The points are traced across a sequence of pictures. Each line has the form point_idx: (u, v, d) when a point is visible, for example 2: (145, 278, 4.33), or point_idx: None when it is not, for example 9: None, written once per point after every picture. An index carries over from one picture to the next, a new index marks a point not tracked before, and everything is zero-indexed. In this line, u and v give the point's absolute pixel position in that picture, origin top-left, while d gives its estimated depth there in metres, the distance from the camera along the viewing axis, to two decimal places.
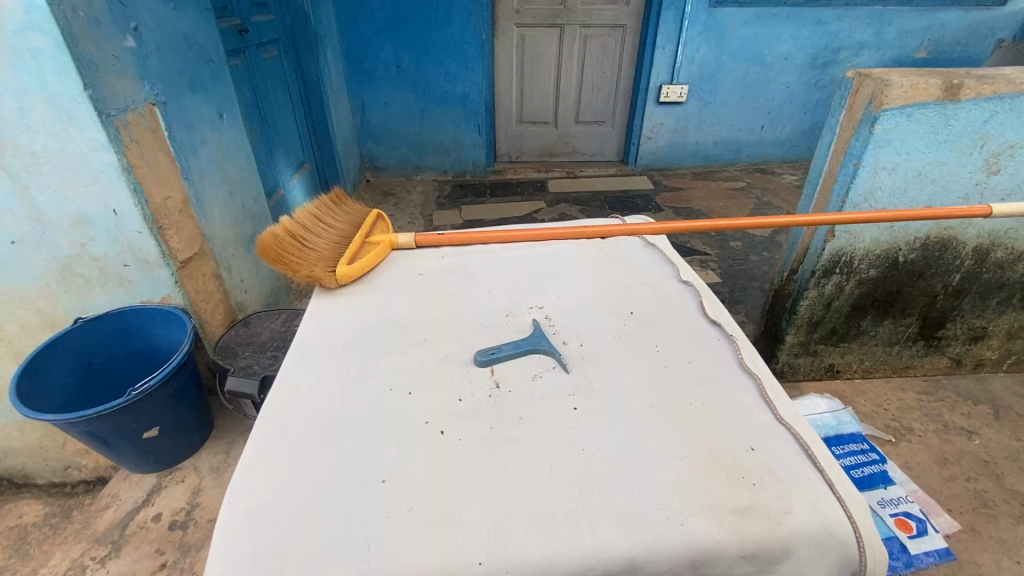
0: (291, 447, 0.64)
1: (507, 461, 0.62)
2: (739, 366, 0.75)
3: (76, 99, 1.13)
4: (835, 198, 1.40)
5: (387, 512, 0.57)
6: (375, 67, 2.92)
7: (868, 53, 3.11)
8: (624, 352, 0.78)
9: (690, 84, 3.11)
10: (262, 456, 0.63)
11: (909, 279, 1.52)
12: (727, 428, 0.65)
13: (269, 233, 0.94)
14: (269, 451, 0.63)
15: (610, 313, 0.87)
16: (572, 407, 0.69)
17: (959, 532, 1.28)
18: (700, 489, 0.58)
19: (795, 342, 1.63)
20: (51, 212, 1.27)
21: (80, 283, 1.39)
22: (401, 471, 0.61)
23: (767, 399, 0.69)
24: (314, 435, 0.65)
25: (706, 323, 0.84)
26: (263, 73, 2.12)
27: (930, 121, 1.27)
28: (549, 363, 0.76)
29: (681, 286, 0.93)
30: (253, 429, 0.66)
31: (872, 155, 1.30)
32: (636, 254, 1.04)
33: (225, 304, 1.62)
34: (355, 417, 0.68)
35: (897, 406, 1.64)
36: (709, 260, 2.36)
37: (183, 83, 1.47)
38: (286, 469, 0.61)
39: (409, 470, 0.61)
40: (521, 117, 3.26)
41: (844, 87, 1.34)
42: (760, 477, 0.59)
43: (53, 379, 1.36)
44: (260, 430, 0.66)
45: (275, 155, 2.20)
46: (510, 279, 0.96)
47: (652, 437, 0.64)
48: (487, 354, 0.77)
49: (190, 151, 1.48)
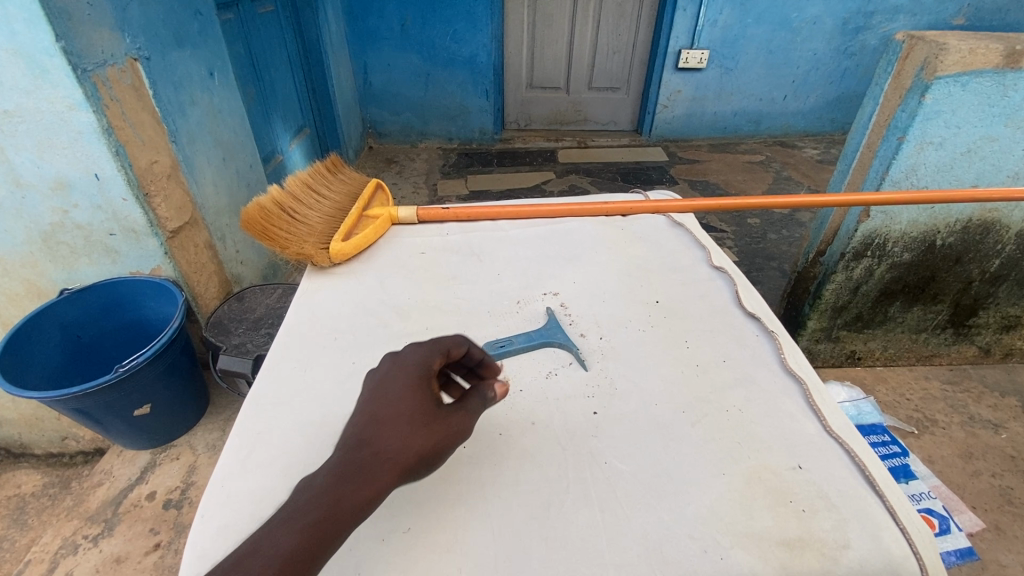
0: (273, 450, 0.58)
1: (518, 477, 0.54)
2: (781, 366, 0.66)
3: (48, 52, 1.03)
4: (873, 175, 1.29)
5: (385, 533, 0.50)
6: (379, 26, 2.76)
7: (903, 17, 2.93)
8: (649, 347, 0.70)
9: (711, 49, 2.93)
10: (240, 461, 0.57)
11: (945, 263, 1.43)
12: (769, 441, 0.57)
13: (255, 203, 0.85)
14: (250, 454, 0.57)
15: (633, 302, 0.79)
16: (592, 411, 0.61)
17: (983, 531, 1.23)
18: (743, 516, 0.51)
19: (817, 327, 1.55)
20: (31, 175, 1.18)
21: (66, 253, 1.32)
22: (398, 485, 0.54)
23: (814, 406, 0.61)
24: (299, 440, 0.59)
25: (743, 315, 0.75)
26: (259, 29, 1.98)
27: (985, 92, 1.16)
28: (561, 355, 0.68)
29: (712, 272, 0.84)
30: (232, 432, 0.60)
31: (919, 127, 1.19)
32: (661, 235, 0.95)
33: (219, 276, 1.55)
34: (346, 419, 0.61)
35: (921, 396, 1.57)
36: (725, 238, 2.26)
37: (169, 37, 1.36)
38: (270, 478, 0.55)
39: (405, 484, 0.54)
40: (531, 82, 3.10)
41: (892, 51, 1.21)
42: (810, 503, 0.52)
43: (40, 353, 1.30)
44: (239, 432, 0.59)
45: (272, 117, 2.09)
46: (521, 261, 0.87)
47: (684, 450, 0.57)
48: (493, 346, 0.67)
49: (177, 111, 1.38)
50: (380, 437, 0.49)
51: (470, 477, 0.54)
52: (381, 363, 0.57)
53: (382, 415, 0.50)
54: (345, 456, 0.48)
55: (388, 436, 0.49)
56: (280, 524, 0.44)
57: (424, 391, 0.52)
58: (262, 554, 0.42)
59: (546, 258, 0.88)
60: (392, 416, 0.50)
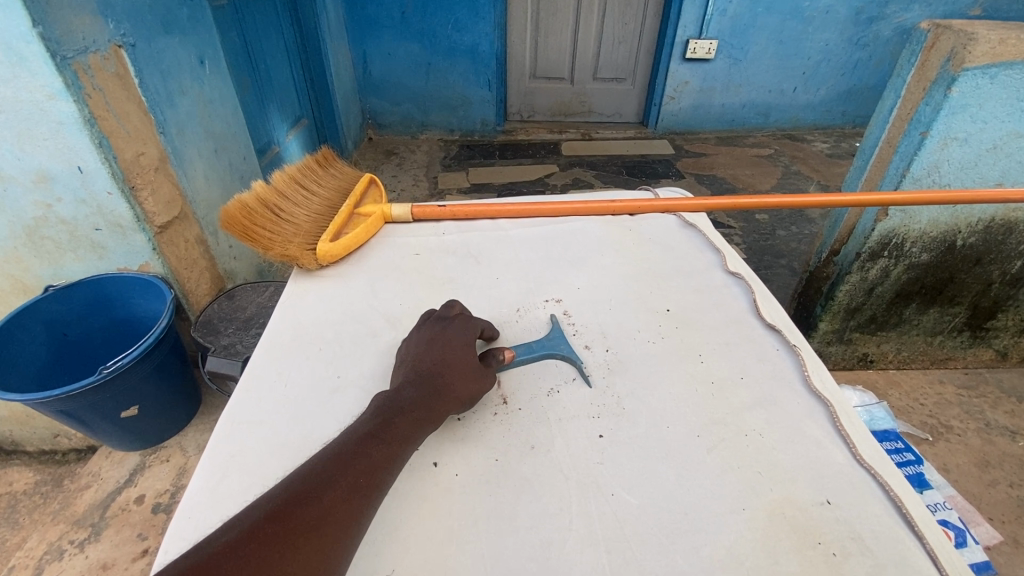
0: (248, 478, 0.53)
1: (516, 511, 0.49)
2: (804, 385, 0.61)
3: (24, 38, 0.97)
4: (892, 172, 1.23)
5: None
6: (378, 14, 2.68)
7: (917, 7, 2.84)
8: (659, 361, 0.65)
9: (720, 39, 2.85)
10: (211, 490, 0.52)
11: (965, 264, 1.37)
12: (794, 472, 0.53)
13: (236, 200, 0.79)
14: (223, 482, 0.52)
15: (641, 310, 0.73)
16: (597, 434, 0.56)
17: (1000, 544, 1.18)
18: (767, 560, 0.46)
19: (829, 329, 1.49)
20: (11, 168, 1.13)
21: (50, 248, 1.27)
22: (384, 520, 0.49)
23: (843, 432, 0.56)
24: (276, 466, 0.54)
25: (762, 327, 0.70)
26: (253, 16, 1.92)
27: (1015, 85, 1.09)
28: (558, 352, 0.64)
29: (727, 278, 0.79)
30: (204, 455, 0.55)
31: (944, 122, 1.12)
32: (671, 236, 0.90)
33: (211, 272, 1.50)
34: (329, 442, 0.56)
35: (935, 401, 1.52)
36: (733, 234, 2.20)
37: (156, 22, 1.31)
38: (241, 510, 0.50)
39: (391, 518, 0.49)
40: (534, 72, 3.03)
41: (916, 40, 1.14)
42: (841, 544, 0.47)
43: (24, 353, 1.25)
44: (211, 457, 0.54)
45: (268, 108, 2.03)
46: (523, 264, 0.82)
47: (700, 481, 0.52)
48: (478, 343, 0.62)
49: (165, 101, 1.32)
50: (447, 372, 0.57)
51: (463, 511, 0.49)
52: (437, 314, 0.66)
53: (452, 353, 0.59)
54: (427, 376, 0.57)
55: (459, 369, 0.57)
56: (389, 418, 0.52)
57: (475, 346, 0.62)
58: (383, 437, 0.51)
59: (549, 261, 0.83)
60: (459, 355, 0.59)
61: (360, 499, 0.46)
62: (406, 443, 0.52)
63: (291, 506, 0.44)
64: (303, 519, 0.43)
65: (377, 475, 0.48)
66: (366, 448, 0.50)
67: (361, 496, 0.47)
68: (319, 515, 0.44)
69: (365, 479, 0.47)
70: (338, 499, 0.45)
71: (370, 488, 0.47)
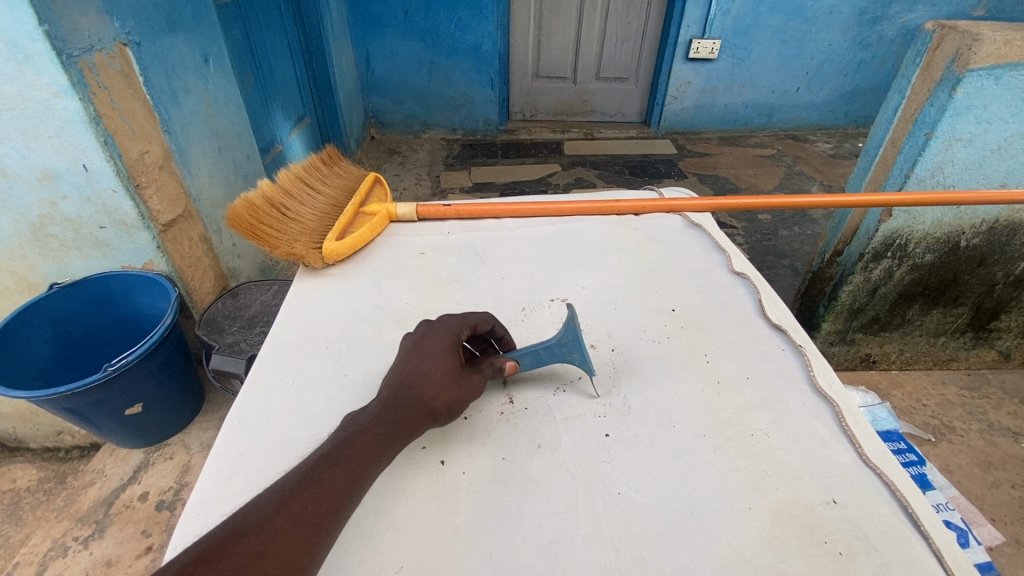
0: (255, 475, 0.53)
1: (522, 510, 0.50)
2: (809, 385, 0.62)
3: (31, 35, 0.97)
4: (896, 172, 1.23)
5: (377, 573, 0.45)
6: (381, 13, 2.68)
7: (921, 7, 2.84)
8: (665, 360, 0.66)
9: (723, 38, 2.84)
10: (220, 487, 0.52)
11: (968, 265, 1.37)
12: (800, 472, 0.53)
13: (242, 199, 0.79)
14: (231, 480, 0.53)
15: (647, 309, 0.74)
16: (603, 433, 0.57)
17: (1002, 544, 1.18)
18: (773, 558, 0.46)
19: (831, 329, 1.49)
20: (16, 166, 1.13)
21: (55, 246, 1.27)
22: (392, 517, 0.49)
23: (849, 433, 0.56)
24: (282, 464, 0.54)
25: (767, 327, 0.70)
26: (257, 14, 1.92)
27: (1020, 86, 1.09)
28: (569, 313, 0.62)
29: (733, 278, 0.79)
30: (212, 453, 0.55)
31: (949, 123, 1.12)
32: (675, 236, 0.90)
33: (214, 270, 1.50)
34: None
35: (938, 402, 1.52)
36: (736, 234, 2.20)
37: (160, 21, 1.31)
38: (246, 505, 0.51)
39: (399, 515, 0.49)
40: (537, 72, 3.03)
41: (921, 41, 1.14)
42: (847, 544, 0.47)
43: (29, 350, 1.25)
44: (221, 456, 0.55)
45: (271, 106, 2.03)
46: (528, 263, 0.83)
47: (706, 480, 0.52)
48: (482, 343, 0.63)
49: (170, 100, 1.33)
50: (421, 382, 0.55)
51: (470, 510, 0.50)
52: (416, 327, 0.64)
53: (428, 365, 0.57)
54: (394, 394, 0.55)
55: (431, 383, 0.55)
56: (345, 441, 0.50)
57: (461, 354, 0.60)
58: (337, 460, 0.49)
59: (555, 260, 0.83)
60: (431, 368, 0.57)
61: (307, 532, 0.44)
62: (364, 469, 0.49)
63: (231, 541, 0.42)
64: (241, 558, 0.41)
65: (329, 501, 0.46)
66: (317, 474, 0.47)
67: (309, 530, 0.44)
68: (260, 551, 0.42)
69: (313, 507, 0.45)
70: (282, 531, 0.43)
71: (320, 516, 0.45)
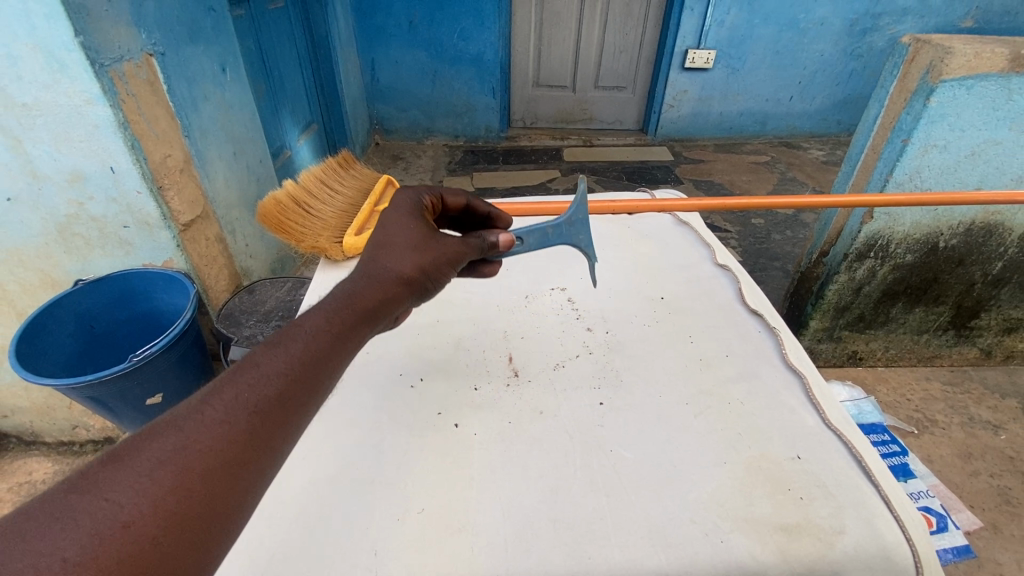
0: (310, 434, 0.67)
1: (527, 463, 0.64)
2: (782, 362, 0.76)
3: (67, 46, 1.04)
4: (877, 177, 1.30)
5: (440, 521, 0.58)
6: (386, 23, 2.77)
7: (910, 19, 2.93)
8: (654, 340, 0.81)
9: (718, 49, 2.93)
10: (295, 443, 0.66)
11: (948, 265, 1.44)
12: (770, 434, 0.66)
13: (270, 197, 0.87)
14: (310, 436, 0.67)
15: (641, 297, 0.90)
16: (598, 402, 0.72)
17: (980, 529, 1.24)
18: (744, 503, 0.59)
19: (819, 327, 1.56)
20: (47, 168, 1.19)
21: (80, 245, 1.33)
22: (443, 464, 0.64)
23: (814, 401, 0.70)
24: (325, 427, 0.68)
25: (747, 312, 0.85)
26: (269, 25, 2.01)
27: (990, 96, 1.17)
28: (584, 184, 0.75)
29: (717, 270, 0.94)
30: None
31: (924, 130, 1.20)
32: (666, 234, 1.05)
33: (229, 269, 1.58)
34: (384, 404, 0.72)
35: (921, 397, 1.58)
36: (730, 238, 2.27)
37: (183, 32, 1.39)
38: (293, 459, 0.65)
39: (433, 466, 0.64)
40: (537, 80, 3.11)
41: (898, 54, 1.22)
42: (809, 491, 0.60)
43: (55, 343, 1.31)
44: None
45: (281, 113, 2.11)
46: (531, 258, 1.01)
47: (693, 440, 0.66)
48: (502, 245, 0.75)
49: (191, 107, 1.40)
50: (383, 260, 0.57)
51: (479, 462, 0.64)
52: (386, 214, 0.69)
53: (391, 242, 0.60)
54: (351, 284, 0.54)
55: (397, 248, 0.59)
56: (292, 327, 0.47)
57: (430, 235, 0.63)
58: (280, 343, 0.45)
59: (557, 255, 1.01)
60: (396, 240, 0.60)
61: (252, 416, 0.40)
62: (316, 350, 0.46)
63: (152, 435, 0.36)
64: (162, 449, 0.36)
65: (274, 384, 0.42)
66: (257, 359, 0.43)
67: (256, 419, 0.40)
68: (184, 442, 0.36)
69: (254, 390, 0.41)
70: (215, 419, 0.38)
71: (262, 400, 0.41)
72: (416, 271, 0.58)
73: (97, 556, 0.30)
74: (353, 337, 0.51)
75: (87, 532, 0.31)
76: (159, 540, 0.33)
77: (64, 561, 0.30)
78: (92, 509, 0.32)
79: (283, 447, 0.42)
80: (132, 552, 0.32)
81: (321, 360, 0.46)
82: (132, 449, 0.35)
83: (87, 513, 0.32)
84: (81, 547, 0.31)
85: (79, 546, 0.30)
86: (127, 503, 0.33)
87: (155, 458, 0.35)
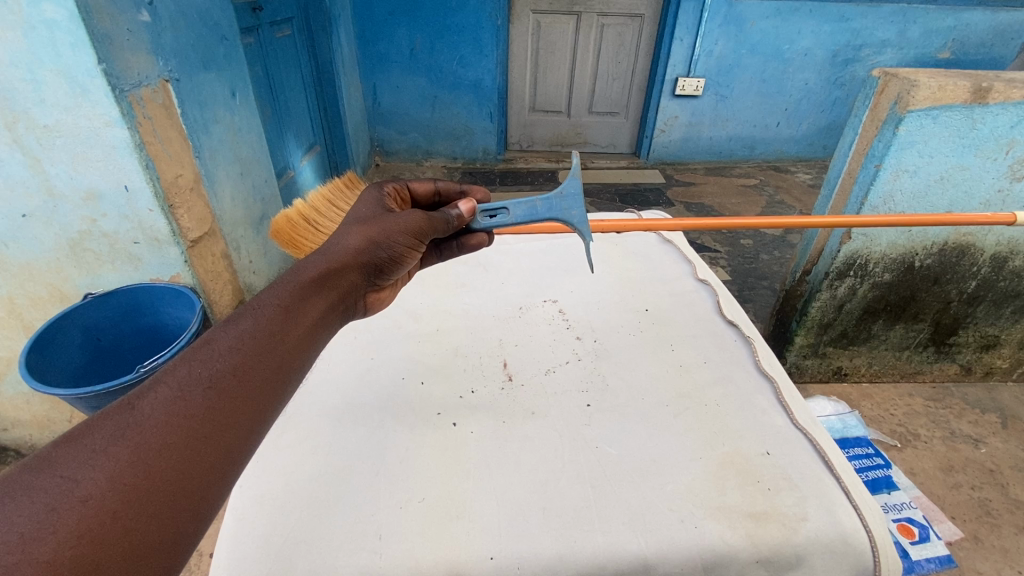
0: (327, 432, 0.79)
1: (518, 458, 0.74)
2: (755, 369, 0.89)
3: (90, 73, 1.11)
4: (854, 199, 1.38)
5: (464, 508, 0.68)
6: (388, 50, 2.89)
7: (890, 51, 3.07)
8: (639, 348, 0.94)
9: (707, 77, 3.06)
10: (319, 436, 0.78)
11: (924, 284, 1.50)
12: (744, 434, 0.78)
13: (283, 215, 0.92)
14: (341, 430, 0.79)
15: (628, 309, 1.03)
16: (587, 404, 0.83)
17: (961, 540, 1.27)
18: (717, 493, 0.70)
19: (804, 343, 1.62)
20: (63, 185, 1.24)
21: (90, 259, 1.37)
22: (459, 452, 0.76)
23: (783, 403, 0.82)
24: (340, 426, 0.80)
25: (724, 323, 0.99)
26: (276, 53, 2.10)
27: (955, 124, 1.25)
28: (576, 162, 0.81)
29: (698, 285, 1.08)
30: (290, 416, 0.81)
31: (895, 156, 1.28)
32: (652, 250, 1.20)
33: (234, 284, 1.63)
34: (399, 404, 0.84)
35: (904, 411, 1.63)
36: (719, 258, 2.34)
37: (197, 59, 1.46)
38: (309, 451, 0.75)
39: (442, 456, 0.75)
40: (533, 105, 3.23)
41: (869, 86, 1.30)
42: (776, 483, 0.71)
43: (62, 354, 1.35)
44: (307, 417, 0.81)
45: (286, 136, 2.20)
46: (526, 272, 1.13)
47: (674, 438, 0.77)
48: (483, 217, 0.84)
49: (202, 129, 1.47)
50: (325, 245, 0.65)
51: (476, 456, 0.75)
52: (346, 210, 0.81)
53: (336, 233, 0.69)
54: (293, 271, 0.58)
55: (341, 235, 0.68)
56: (238, 312, 0.50)
57: (372, 221, 0.70)
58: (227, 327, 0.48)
59: (548, 269, 1.14)
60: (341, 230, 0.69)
61: (204, 392, 0.43)
62: (264, 331, 0.50)
63: (104, 417, 0.39)
64: (113, 426, 0.38)
65: (223, 362, 0.45)
66: (207, 343, 0.47)
67: (207, 398, 0.43)
68: (136, 419, 0.39)
69: (202, 368, 0.44)
70: (167, 397, 0.41)
71: (214, 377, 0.44)
72: (359, 246, 0.67)
73: (54, 527, 0.33)
74: (301, 318, 0.54)
75: (44, 507, 0.34)
76: (118, 511, 0.35)
77: (22, 535, 0.32)
78: (49, 487, 0.35)
79: (239, 424, 0.44)
80: (88, 524, 0.34)
81: (268, 340, 0.49)
82: (85, 430, 0.38)
83: (44, 489, 0.35)
84: (39, 521, 0.33)
85: (38, 521, 0.33)
86: (82, 479, 0.36)
87: (104, 437, 0.37)
